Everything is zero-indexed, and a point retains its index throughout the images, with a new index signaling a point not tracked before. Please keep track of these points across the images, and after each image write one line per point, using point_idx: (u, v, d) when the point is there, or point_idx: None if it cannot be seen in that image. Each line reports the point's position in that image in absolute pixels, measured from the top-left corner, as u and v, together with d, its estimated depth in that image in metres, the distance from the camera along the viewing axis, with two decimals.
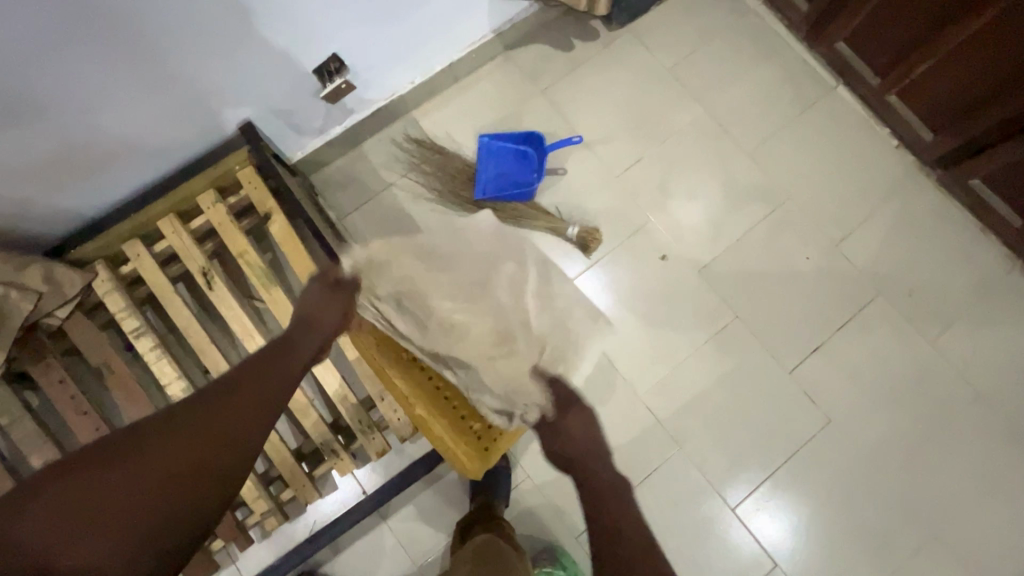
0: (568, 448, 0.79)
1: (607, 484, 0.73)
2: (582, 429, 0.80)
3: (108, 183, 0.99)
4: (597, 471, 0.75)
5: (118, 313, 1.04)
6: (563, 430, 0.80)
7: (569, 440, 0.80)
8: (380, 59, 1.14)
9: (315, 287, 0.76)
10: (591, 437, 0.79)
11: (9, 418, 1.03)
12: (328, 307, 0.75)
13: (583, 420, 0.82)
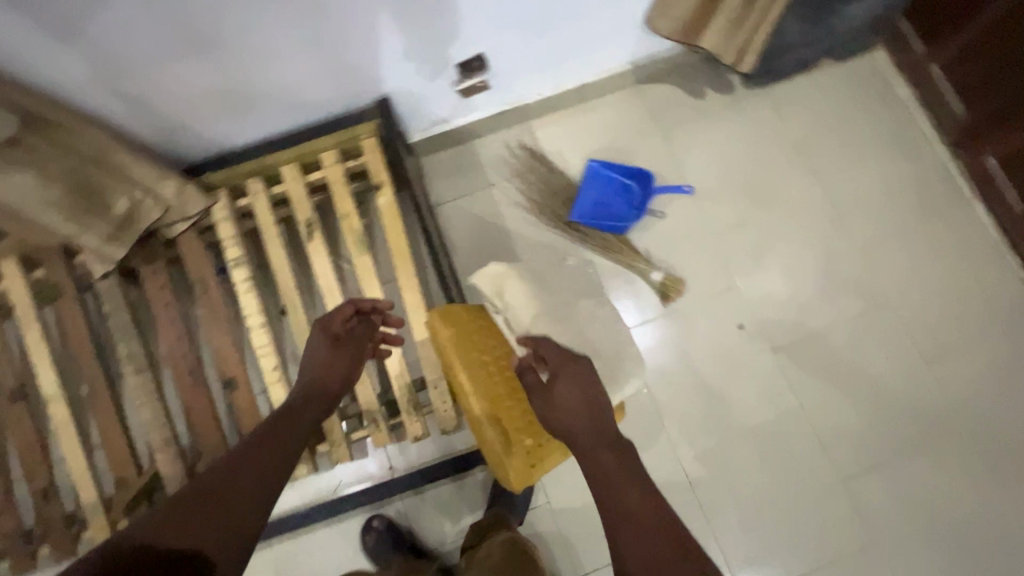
0: (565, 423, 0.78)
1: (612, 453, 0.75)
2: (578, 390, 0.80)
3: (251, 124, 1.06)
4: (598, 441, 0.76)
5: (225, 241, 1.12)
6: (558, 396, 0.80)
7: (568, 415, 0.78)
8: (519, 66, 1.18)
9: (319, 348, 0.91)
10: (586, 399, 0.79)
11: (111, 306, 1.12)
12: (336, 361, 0.90)
13: (577, 378, 0.82)
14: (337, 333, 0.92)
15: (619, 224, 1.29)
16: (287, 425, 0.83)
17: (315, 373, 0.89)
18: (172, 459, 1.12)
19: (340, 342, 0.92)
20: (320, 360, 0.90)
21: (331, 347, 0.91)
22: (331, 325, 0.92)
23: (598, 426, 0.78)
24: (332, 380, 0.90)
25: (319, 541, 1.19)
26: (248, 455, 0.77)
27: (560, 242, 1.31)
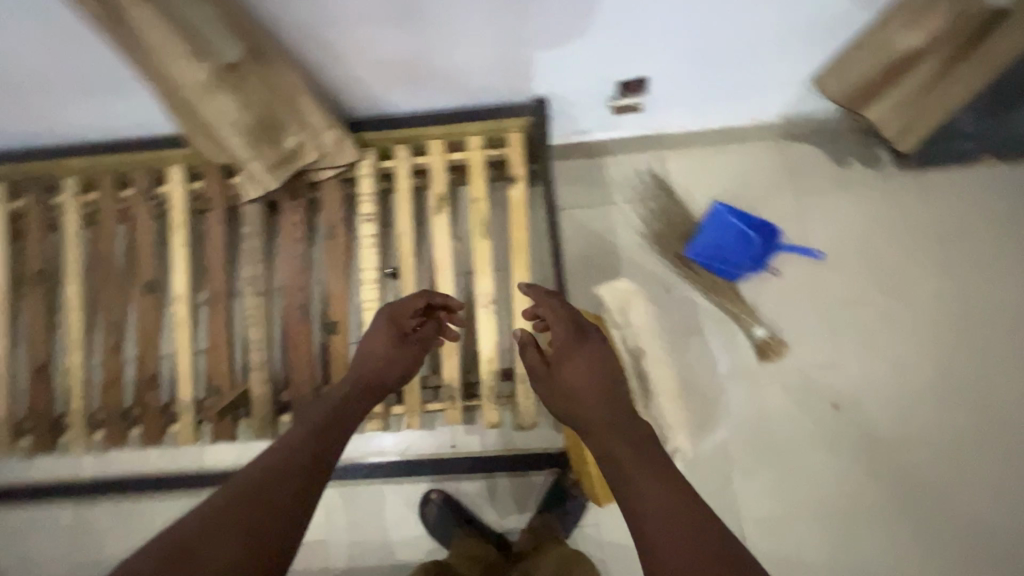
0: (572, 400, 0.78)
1: (624, 433, 0.71)
2: (586, 368, 0.79)
3: (416, 95, 1.12)
4: (608, 421, 0.73)
5: (362, 195, 1.20)
6: (564, 374, 0.80)
7: (574, 391, 0.78)
8: (675, 96, 1.19)
9: (378, 341, 0.92)
10: (596, 377, 0.79)
11: (249, 230, 1.22)
12: (397, 354, 0.93)
13: (584, 353, 0.81)
14: (400, 327, 0.95)
15: (731, 271, 1.27)
16: (338, 413, 0.77)
17: (376, 366, 0.90)
18: (263, 382, 1.19)
19: (407, 337, 0.96)
20: (383, 353, 0.92)
21: (396, 341, 0.93)
22: (398, 319, 0.95)
23: (608, 407, 0.75)
24: (390, 375, 0.91)
25: (370, 495, 1.22)
26: (305, 434, 0.70)
27: (667, 274, 1.31)
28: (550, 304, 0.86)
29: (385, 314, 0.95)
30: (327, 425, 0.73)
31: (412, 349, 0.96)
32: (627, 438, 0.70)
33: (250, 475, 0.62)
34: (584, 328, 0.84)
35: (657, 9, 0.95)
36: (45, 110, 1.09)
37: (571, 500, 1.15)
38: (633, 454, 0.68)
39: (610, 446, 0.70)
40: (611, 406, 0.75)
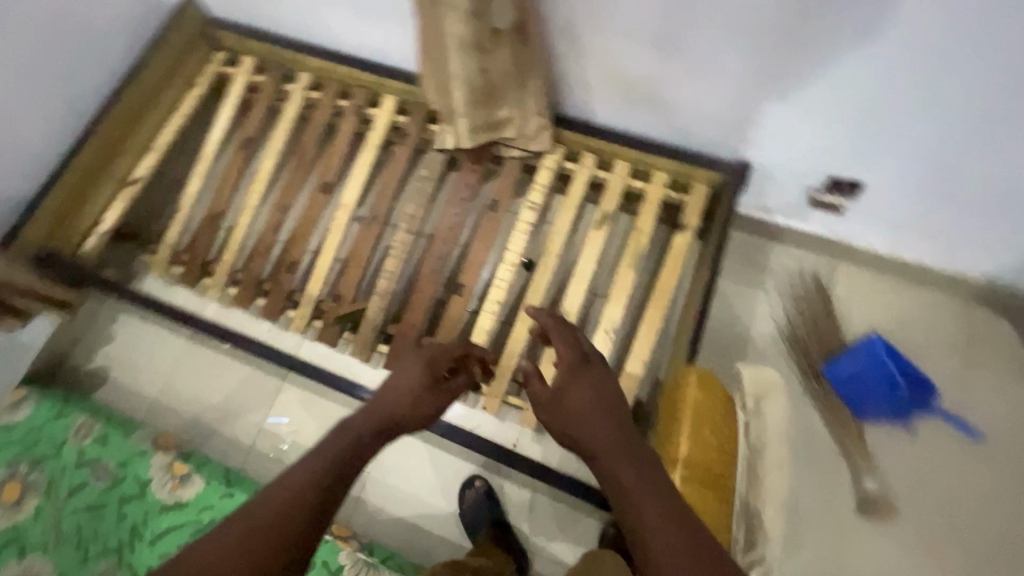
0: (579, 433, 0.72)
1: (632, 461, 0.66)
2: (592, 392, 0.74)
3: (627, 116, 1.14)
4: (616, 448, 0.68)
5: (536, 184, 1.24)
6: (570, 399, 0.75)
7: (581, 423, 0.72)
8: (883, 213, 1.11)
9: (414, 361, 0.80)
10: (602, 401, 0.74)
11: (426, 174, 1.30)
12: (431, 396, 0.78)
13: (590, 379, 0.76)
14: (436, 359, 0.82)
15: (862, 406, 1.18)
16: (353, 451, 0.65)
17: (401, 406, 0.74)
18: (378, 310, 1.26)
19: (438, 384, 0.80)
20: (409, 391, 0.76)
21: (427, 384, 0.78)
22: (435, 360, 0.82)
23: (617, 434, 0.69)
24: (412, 420, 0.76)
25: (422, 454, 1.25)
26: (322, 467, 0.61)
27: (793, 381, 1.22)
28: (557, 328, 0.83)
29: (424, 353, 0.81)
30: (345, 458, 0.63)
31: (439, 397, 0.79)
32: (634, 465, 0.65)
33: (258, 503, 0.56)
34: (588, 353, 0.80)
35: (918, 118, 0.90)
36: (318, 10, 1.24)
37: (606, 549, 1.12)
38: (640, 480, 0.63)
39: (620, 480, 0.64)
40: (617, 432, 0.69)
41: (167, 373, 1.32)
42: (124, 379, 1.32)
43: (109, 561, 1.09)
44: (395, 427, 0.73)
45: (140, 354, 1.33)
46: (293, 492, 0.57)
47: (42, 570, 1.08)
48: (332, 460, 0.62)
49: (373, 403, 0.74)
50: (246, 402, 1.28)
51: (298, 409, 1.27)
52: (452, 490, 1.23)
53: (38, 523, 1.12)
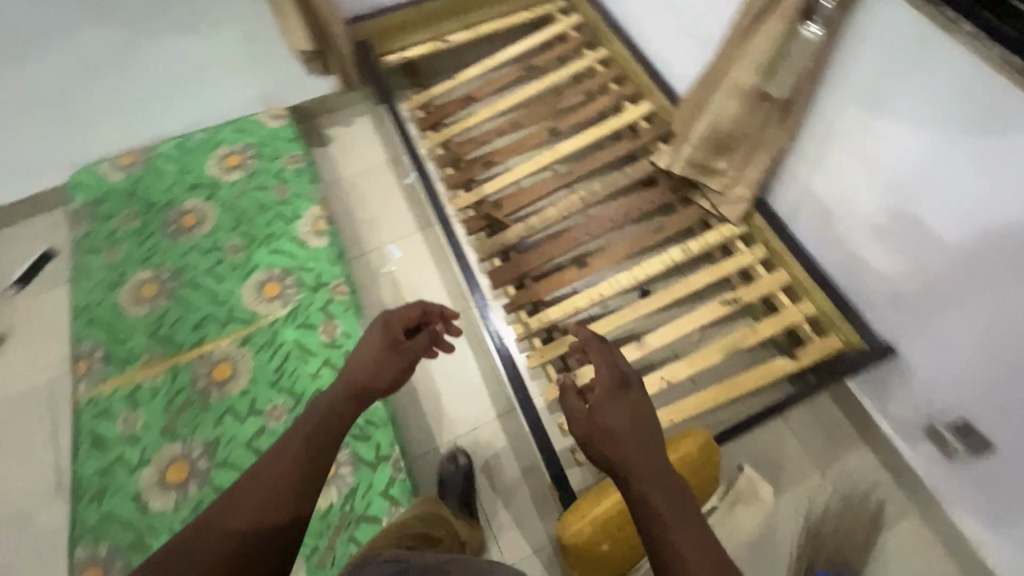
0: (611, 455, 0.65)
1: (670, 494, 0.61)
2: (630, 413, 0.68)
3: (825, 239, 1.19)
4: (655, 478, 0.62)
5: (702, 238, 1.34)
6: (605, 418, 0.68)
7: (612, 442, 0.66)
8: (992, 495, 1.00)
9: (373, 337, 0.80)
10: (639, 421, 0.68)
11: (627, 172, 1.46)
12: (393, 362, 0.78)
13: (629, 398, 0.69)
14: (395, 334, 0.81)
15: None
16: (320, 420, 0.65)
17: (363, 374, 0.75)
18: (515, 232, 1.44)
19: (395, 346, 0.80)
20: (367, 356, 0.77)
21: (381, 347, 0.79)
22: (391, 328, 0.82)
23: (654, 462, 0.64)
24: (379, 383, 0.75)
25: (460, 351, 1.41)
26: (296, 448, 0.61)
27: (781, 564, 1.15)
28: (596, 339, 0.79)
29: (379, 322, 0.82)
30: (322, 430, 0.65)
31: (398, 358, 0.79)
32: (672, 499, 0.60)
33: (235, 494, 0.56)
34: (627, 370, 0.73)
35: None
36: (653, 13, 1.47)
37: (524, 529, 1.18)
38: (673, 502, 0.60)
39: (657, 519, 0.59)
40: (653, 460, 0.63)
41: (360, 168, 1.65)
42: (335, 151, 1.68)
43: (243, 242, 1.43)
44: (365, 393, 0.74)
45: (356, 146, 1.68)
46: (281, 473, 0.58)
47: (209, 215, 1.47)
48: (293, 452, 0.61)
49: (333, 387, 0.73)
50: (387, 223, 1.56)
51: (412, 254, 1.51)
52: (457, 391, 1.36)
53: (230, 187, 1.50)
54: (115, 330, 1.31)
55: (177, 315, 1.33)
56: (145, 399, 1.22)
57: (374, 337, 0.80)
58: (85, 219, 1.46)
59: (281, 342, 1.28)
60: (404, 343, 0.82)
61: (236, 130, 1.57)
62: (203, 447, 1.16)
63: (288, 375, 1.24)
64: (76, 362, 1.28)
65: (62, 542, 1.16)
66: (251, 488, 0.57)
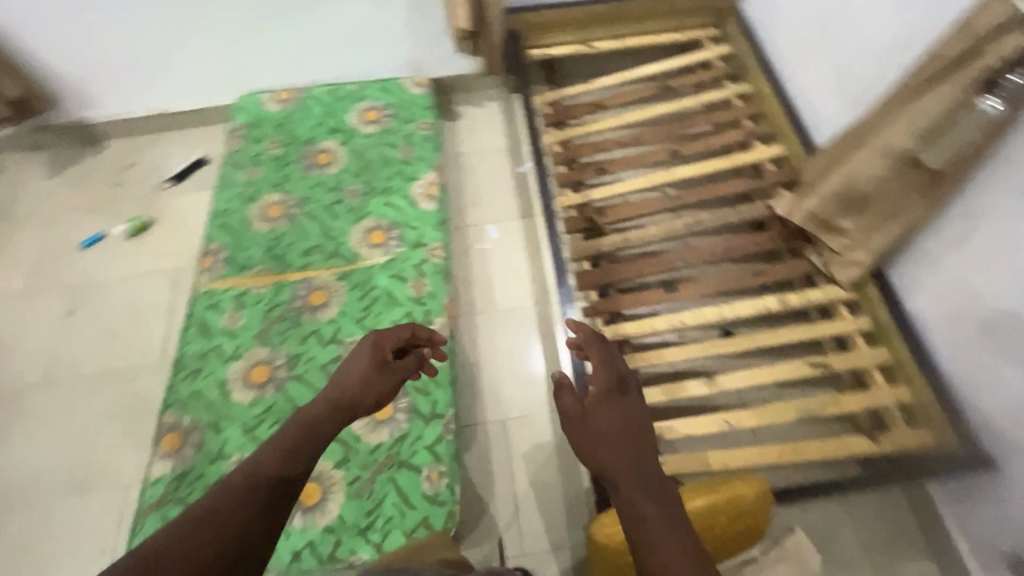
0: (597, 453, 0.77)
1: (649, 493, 0.72)
2: (620, 416, 0.81)
3: (927, 333, 1.14)
4: (636, 477, 0.74)
5: (804, 293, 1.28)
6: (597, 421, 0.81)
7: (601, 441, 0.78)
8: None
9: (362, 355, 0.87)
10: (628, 425, 0.80)
11: (741, 210, 1.43)
12: (379, 381, 0.85)
13: (622, 403, 0.81)
14: (384, 356, 0.89)
15: None
16: (300, 434, 0.72)
17: (351, 389, 0.81)
18: (611, 240, 1.45)
19: (384, 365, 0.88)
20: (356, 371, 0.84)
21: (371, 364, 0.86)
22: (381, 347, 0.89)
23: (638, 464, 0.75)
24: (368, 400, 0.82)
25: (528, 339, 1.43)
26: (275, 458, 0.68)
27: None
28: (598, 347, 0.91)
29: (370, 339, 0.89)
30: (302, 443, 0.71)
31: (386, 377, 0.87)
32: (650, 495, 0.72)
33: (218, 497, 0.62)
34: (622, 377, 0.86)
35: None
36: (812, 53, 1.41)
37: (549, 525, 1.19)
38: (651, 499, 0.71)
39: (636, 513, 0.70)
40: (636, 462, 0.74)
41: (480, 147, 1.73)
42: (462, 127, 1.77)
43: (362, 188, 1.54)
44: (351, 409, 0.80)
45: (482, 127, 1.77)
46: (264, 485, 0.64)
47: (340, 158, 1.60)
48: (275, 462, 0.67)
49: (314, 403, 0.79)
50: (492, 204, 1.62)
51: (508, 238, 1.56)
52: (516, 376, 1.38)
53: (363, 138, 1.63)
54: (239, 237, 1.46)
55: (293, 238, 1.45)
56: (248, 302, 1.35)
57: (363, 354, 0.87)
58: (240, 138, 1.65)
59: (373, 285, 1.37)
60: (393, 363, 0.90)
61: (382, 89, 1.71)
62: (287, 357, 1.27)
63: (371, 318, 1.32)
64: (202, 257, 1.44)
65: (154, 406, 1.32)
66: (233, 496, 0.62)
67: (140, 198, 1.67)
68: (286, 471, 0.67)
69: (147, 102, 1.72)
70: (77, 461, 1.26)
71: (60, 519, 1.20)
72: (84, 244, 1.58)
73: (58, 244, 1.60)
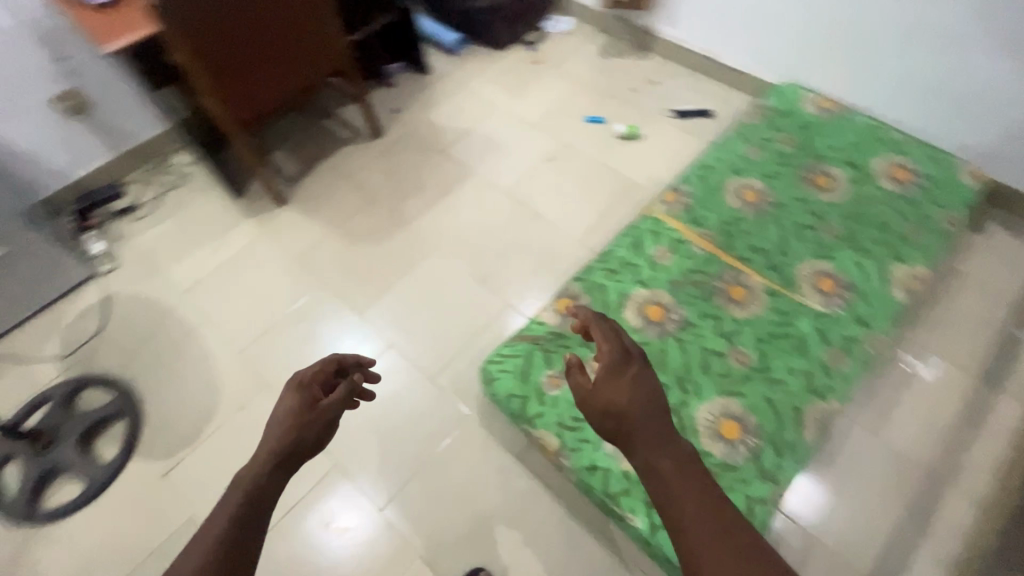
0: (613, 422, 0.70)
1: (666, 453, 0.66)
2: (632, 388, 0.72)
3: None
4: (655, 443, 0.67)
5: None
6: (609, 392, 0.72)
7: (617, 414, 0.70)
8: None
9: (291, 390, 0.81)
10: (640, 395, 0.71)
11: None
12: (314, 416, 0.78)
13: (630, 373, 0.73)
14: (310, 387, 0.82)
15: None
16: (245, 496, 0.66)
17: (290, 432, 0.74)
18: None
19: (314, 405, 0.79)
20: (286, 419, 0.76)
21: (299, 409, 0.78)
22: (304, 386, 0.82)
23: (659, 431, 0.68)
24: (311, 440, 0.76)
25: (901, 494, 1.18)
26: (215, 532, 0.62)
27: None
28: (601, 327, 0.83)
29: (297, 381, 0.82)
30: (244, 509, 0.65)
31: (320, 415, 0.78)
32: (667, 454, 0.66)
33: None
34: (627, 354, 0.77)
35: None
36: None
37: None
38: (674, 466, 0.65)
39: (662, 479, 0.64)
40: (650, 428, 0.68)
41: (989, 279, 1.42)
42: (980, 247, 1.48)
43: (842, 232, 1.42)
44: (297, 454, 0.74)
45: (1004, 260, 1.45)
46: None
47: (839, 191, 1.49)
48: (211, 538, 0.61)
49: (211, 523, 0.63)
50: (959, 340, 1.34)
51: (952, 385, 1.29)
52: (863, 514, 1.16)
53: (877, 190, 1.48)
54: (707, 196, 1.51)
55: (748, 228, 1.44)
56: (680, 251, 1.41)
57: (288, 392, 0.81)
58: (761, 118, 1.67)
59: (793, 322, 1.28)
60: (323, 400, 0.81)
61: (931, 158, 1.51)
62: (683, 317, 1.30)
63: (773, 346, 1.25)
64: (669, 190, 1.54)
65: (558, 268, 1.54)
66: None
67: (645, 113, 1.86)
68: (234, 556, 0.60)
69: (709, 46, 1.86)
70: (491, 264, 1.56)
71: (460, 288, 1.53)
72: (589, 120, 1.85)
73: (571, 108, 1.90)
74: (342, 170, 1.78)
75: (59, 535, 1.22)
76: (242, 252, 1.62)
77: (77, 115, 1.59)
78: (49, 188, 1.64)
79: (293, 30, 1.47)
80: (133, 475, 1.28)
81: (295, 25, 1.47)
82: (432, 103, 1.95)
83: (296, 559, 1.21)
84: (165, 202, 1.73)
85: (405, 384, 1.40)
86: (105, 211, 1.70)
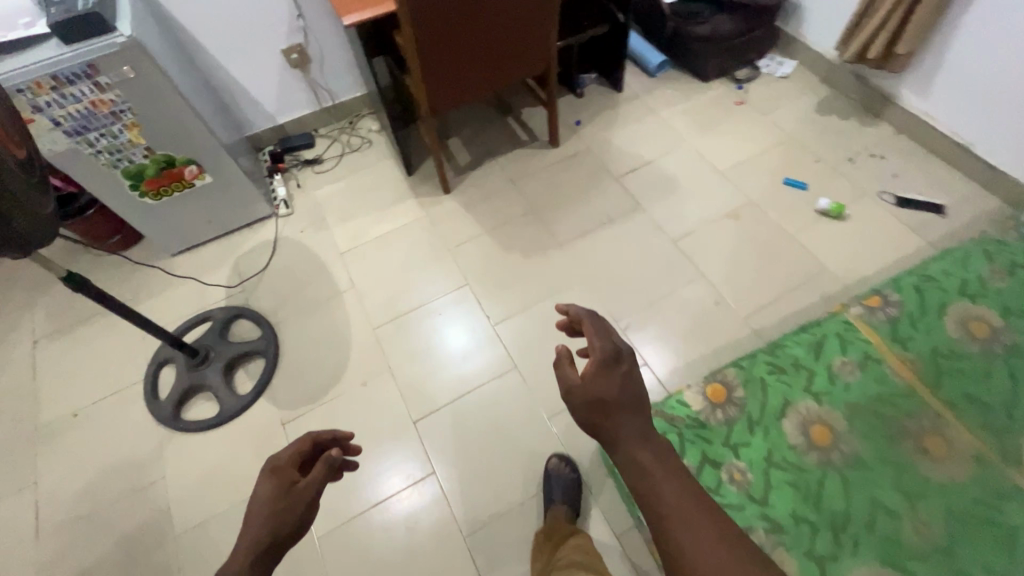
0: (603, 420, 0.59)
1: (651, 448, 0.56)
2: (620, 385, 0.61)
3: None
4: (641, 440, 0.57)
5: None
6: (594, 388, 0.61)
7: (609, 416, 0.59)
8: None
9: (263, 475, 0.68)
10: (626, 394, 0.61)
11: None
12: (294, 502, 0.66)
13: (619, 369, 0.62)
14: (287, 470, 0.69)
15: None
16: None
17: (268, 523, 0.63)
18: None
19: (291, 487, 0.67)
20: (262, 511, 0.64)
21: (274, 498, 0.65)
22: (280, 470, 0.69)
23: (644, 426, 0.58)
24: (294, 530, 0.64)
25: None
26: None
27: None
28: (592, 324, 0.72)
29: (267, 468, 0.70)
30: None
31: (300, 500, 0.66)
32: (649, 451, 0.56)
33: None
34: (619, 347, 0.65)
35: None
36: None
37: None
38: (659, 465, 0.55)
39: (649, 484, 0.54)
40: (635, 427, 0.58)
41: None
42: None
43: None
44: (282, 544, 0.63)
45: None
46: None
47: None
48: None
49: None
50: None
51: None
52: None
53: None
54: (920, 313, 1.25)
55: (967, 368, 1.17)
56: (871, 369, 1.19)
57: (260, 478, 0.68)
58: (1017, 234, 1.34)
59: (1002, 506, 1.02)
60: (302, 481, 0.69)
61: None
62: (855, 451, 1.10)
63: (967, 529, 1.00)
64: (871, 292, 1.31)
65: (710, 341, 1.38)
66: None
67: (858, 189, 1.60)
68: None
69: (963, 130, 1.55)
70: (636, 313, 1.44)
71: None
72: (787, 181, 1.64)
73: (768, 163, 1.70)
74: (510, 172, 1.75)
75: (193, 443, 1.34)
76: (399, 230, 1.66)
77: (299, 67, 1.71)
78: (258, 126, 1.80)
79: (512, 34, 1.46)
80: (259, 413, 1.37)
81: (516, 29, 1.45)
82: (616, 123, 1.84)
83: (377, 544, 1.22)
84: (345, 161, 1.82)
85: (516, 408, 1.35)
86: (295, 158, 1.83)
